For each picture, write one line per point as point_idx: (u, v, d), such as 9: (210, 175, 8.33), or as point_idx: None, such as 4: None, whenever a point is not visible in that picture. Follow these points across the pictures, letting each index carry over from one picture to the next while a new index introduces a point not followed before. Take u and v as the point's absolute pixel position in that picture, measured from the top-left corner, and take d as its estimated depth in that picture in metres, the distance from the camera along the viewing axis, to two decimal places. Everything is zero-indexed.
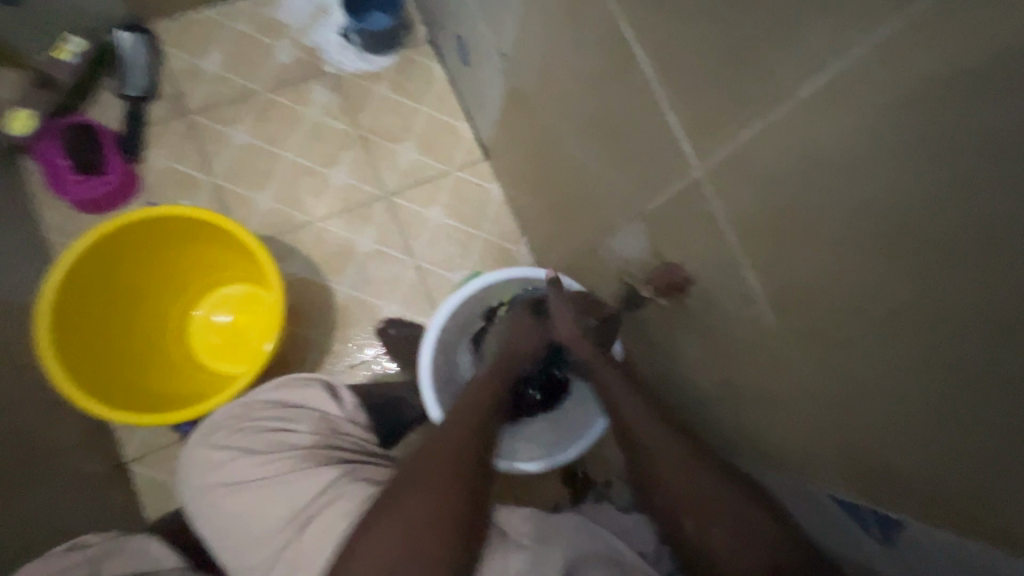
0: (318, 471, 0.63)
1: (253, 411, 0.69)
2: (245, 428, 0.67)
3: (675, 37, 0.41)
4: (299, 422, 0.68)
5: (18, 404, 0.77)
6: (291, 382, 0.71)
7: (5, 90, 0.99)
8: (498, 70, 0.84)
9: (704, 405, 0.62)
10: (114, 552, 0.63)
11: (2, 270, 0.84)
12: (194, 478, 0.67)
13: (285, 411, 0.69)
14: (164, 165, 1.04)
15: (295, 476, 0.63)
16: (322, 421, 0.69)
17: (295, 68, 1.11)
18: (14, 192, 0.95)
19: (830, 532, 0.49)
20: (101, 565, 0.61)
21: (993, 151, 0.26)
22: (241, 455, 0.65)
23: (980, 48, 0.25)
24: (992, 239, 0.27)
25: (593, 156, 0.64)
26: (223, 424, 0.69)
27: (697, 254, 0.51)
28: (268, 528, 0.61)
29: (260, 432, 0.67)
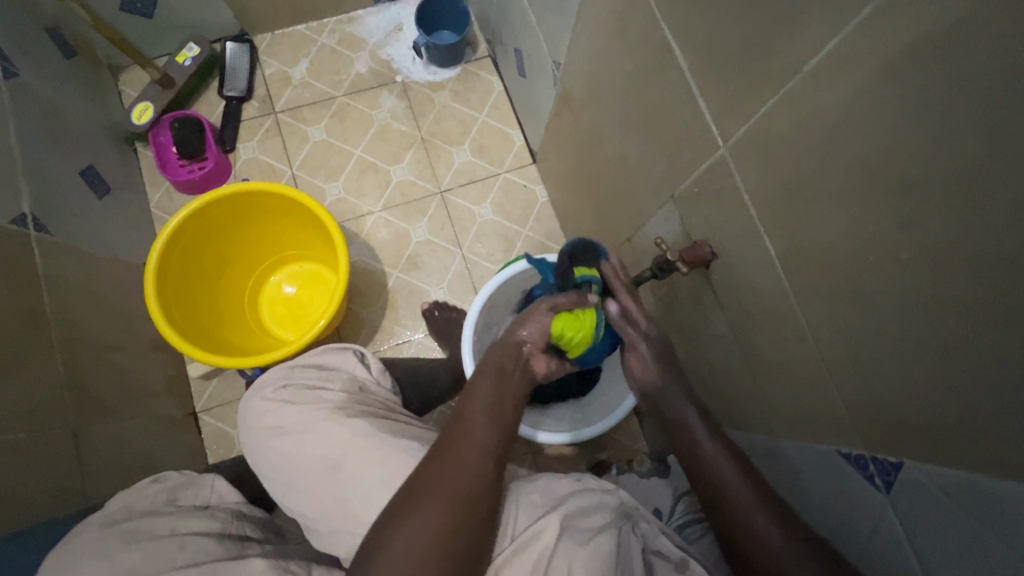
0: (349, 423, 0.65)
1: (295, 372, 0.73)
2: (287, 383, 0.71)
3: (703, 33, 0.48)
4: (331, 382, 0.71)
5: (119, 345, 0.89)
6: (325, 350, 0.76)
7: (131, 88, 1.17)
8: (550, 77, 0.94)
9: (725, 380, 0.66)
10: (188, 485, 0.71)
11: (115, 233, 0.99)
12: (247, 428, 0.71)
13: (320, 372, 0.73)
14: (251, 156, 1.19)
15: (329, 426, 0.65)
16: (351, 381, 0.73)
17: (369, 77, 1.24)
18: (129, 172, 1.11)
19: (839, 488, 0.51)
20: (175, 498, 0.68)
21: (947, 109, 0.31)
22: (283, 406, 0.69)
23: (934, 21, 0.31)
24: (960, 181, 0.32)
25: (633, 147, 0.71)
26: (270, 381, 0.73)
27: (720, 228, 0.56)
28: (308, 475, 0.63)
29: (299, 389, 0.70)
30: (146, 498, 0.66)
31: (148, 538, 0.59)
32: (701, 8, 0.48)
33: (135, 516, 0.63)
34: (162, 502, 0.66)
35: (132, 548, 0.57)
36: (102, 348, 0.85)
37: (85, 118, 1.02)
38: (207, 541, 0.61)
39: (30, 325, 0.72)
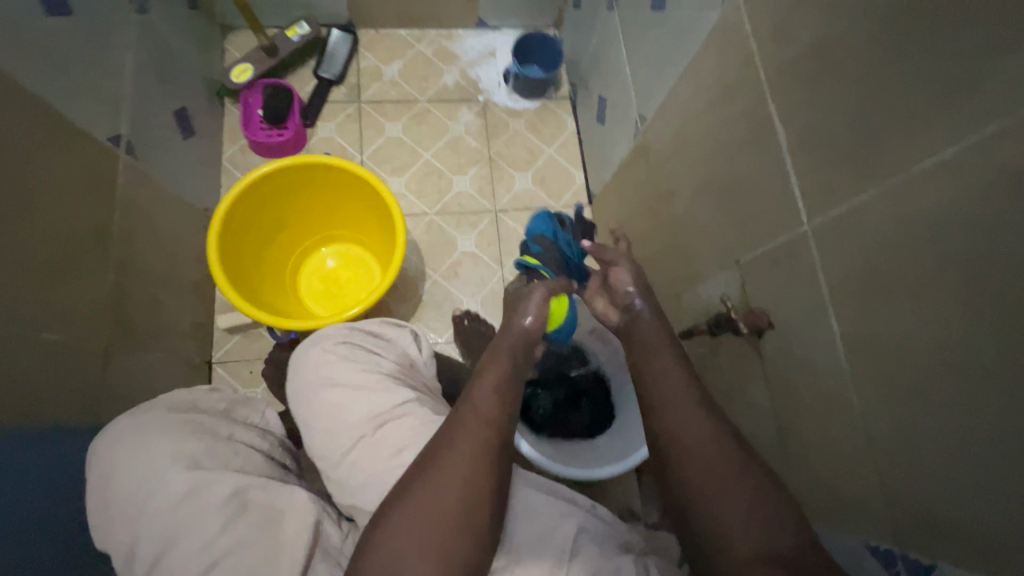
0: (407, 413, 0.57)
1: (356, 332, 0.65)
2: (346, 345, 0.63)
3: (813, 118, 0.52)
4: (386, 359, 0.63)
5: (162, 278, 0.91)
6: (386, 323, 0.68)
7: (235, 49, 1.23)
8: (631, 130, 0.98)
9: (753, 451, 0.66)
10: (243, 404, 0.64)
11: (186, 175, 1.03)
12: (294, 380, 0.62)
13: (376, 341, 0.65)
14: (327, 136, 1.24)
15: (382, 395, 0.58)
16: (403, 364, 0.65)
17: (454, 90, 1.31)
18: (213, 123, 1.16)
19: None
20: (231, 410, 0.62)
21: None
22: (338, 361, 0.61)
23: None
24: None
25: (706, 209, 0.74)
26: (327, 335, 0.64)
27: (783, 300, 0.58)
28: (352, 451, 0.55)
29: (355, 350, 0.62)
30: (208, 398, 0.60)
31: (210, 434, 0.54)
32: (816, 97, 0.51)
33: (196, 411, 0.58)
34: (220, 410, 0.61)
35: (196, 437, 0.53)
36: (147, 277, 0.87)
37: (191, 65, 1.08)
38: (258, 459, 0.56)
39: (96, 237, 0.75)
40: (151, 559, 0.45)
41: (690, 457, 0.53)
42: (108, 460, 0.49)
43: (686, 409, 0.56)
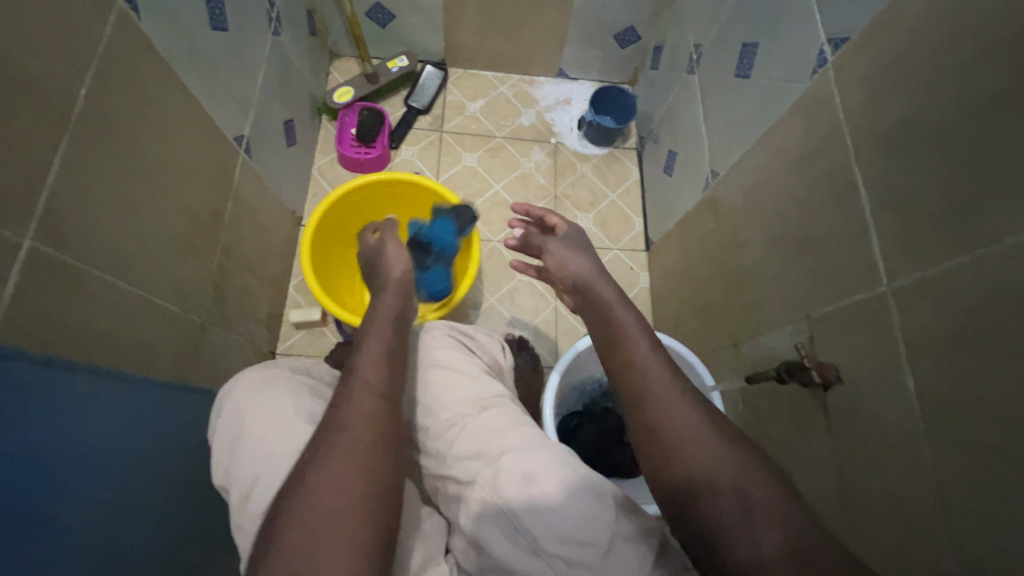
0: (501, 401, 0.63)
1: (455, 329, 0.73)
2: (449, 338, 0.71)
3: (900, 186, 0.55)
4: (478, 357, 0.71)
5: (252, 268, 0.99)
6: (479, 331, 0.77)
7: (339, 74, 1.36)
8: (700, 182, 1.03)
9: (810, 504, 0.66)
10: (342, 381, 0.73)
11: (284, 178, 1.12)
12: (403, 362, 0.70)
13: (472, 342, 0.73)
14: (408, 159, 1.34)
15: (481, 383, 0.65)
16: (492, 366, 0.72)
17: (529, 130, 1.40)
18: (310, 135, 1.27)
19: None
20: (335, 382, 0.72)
21: None
22: (445, 348, 0.68)
23: None
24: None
25: (776, 262, 0.77)
26: (435, 328, 0.73)
27: (856, 356, 0.60)
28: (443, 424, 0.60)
29: (457, 343, 0.70)
30: (318, 368, 0.71)
31: (322, 399, 0.63)
32: (904, 167, 0.55)
33: (310, 375, 0.68)
34: (329, 379, 0.71)
35: (313, 399, 0.62)
36: (241, 264, 0.94)
37: (303, 83, 1.20)
38: None
39: (210, 221, 0.82)
40: (273, 501, 0.51)
41: (684, 448, 0.49)
42: (245, 410, 0.58)
43: (670, 397, 0.53)
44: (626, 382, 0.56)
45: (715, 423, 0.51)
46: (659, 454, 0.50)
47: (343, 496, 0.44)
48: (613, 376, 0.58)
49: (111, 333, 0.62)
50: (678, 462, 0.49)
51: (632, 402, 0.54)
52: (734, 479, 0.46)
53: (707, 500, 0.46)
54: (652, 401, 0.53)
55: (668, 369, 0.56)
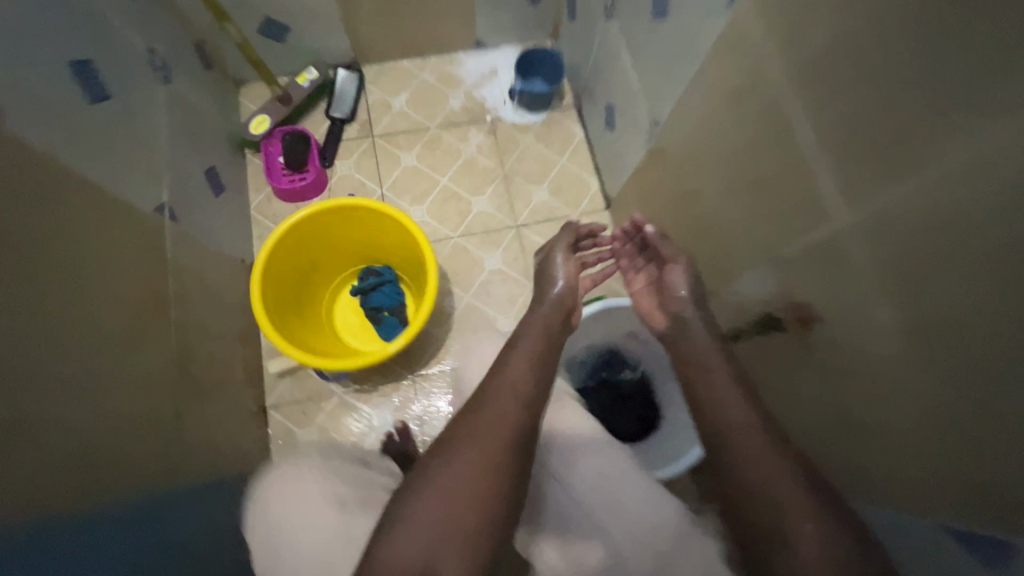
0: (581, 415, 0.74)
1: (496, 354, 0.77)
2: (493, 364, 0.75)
3: (833, 119, 0.53)
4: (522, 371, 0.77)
5: (216, 335, 0.96)
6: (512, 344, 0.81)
7: (249, 101, 1.27)
8: (643, 134, 1.00)
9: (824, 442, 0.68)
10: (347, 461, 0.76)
11: (223, 229, 1.07)
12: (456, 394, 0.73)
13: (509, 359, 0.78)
14: (346, 174, 1.27)
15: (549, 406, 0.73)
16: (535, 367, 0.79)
17: (461, 113, 1.34)
18: (237, 175, 1.20)
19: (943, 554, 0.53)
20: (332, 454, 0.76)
21: None
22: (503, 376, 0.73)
23: None
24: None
25: (733, 209, 0.76)
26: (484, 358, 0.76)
27: (827, 294, 0.60)
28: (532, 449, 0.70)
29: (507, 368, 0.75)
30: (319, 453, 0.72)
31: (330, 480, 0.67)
32: (836, 99, 0.53)
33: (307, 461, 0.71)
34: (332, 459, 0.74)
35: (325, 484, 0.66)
36: (203, 336, 0.91)
37: (213, 124, 1.12)
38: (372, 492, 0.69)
39: (156, 305, 0.79)
40: None
41: (744, 484, 0.56)
42: (273, 506, 0.65)
43: (748, 433, 0.60)
44: (704, 409, 0.65)
45: (798, 466, 0.56)
46: (721, 473, 0.59)
47: (469, 502, 0.57)
48: (693, 408, 0.67)
49: (80, 458, 0.60)
50: (745, 476, 0.57)
51: (707, 427, 0.64)
52: (795, 493, 0.54)
53: (773, 518, 0.53)
54: (731, 428, 0.61)
55: (751, 404, 0.63)
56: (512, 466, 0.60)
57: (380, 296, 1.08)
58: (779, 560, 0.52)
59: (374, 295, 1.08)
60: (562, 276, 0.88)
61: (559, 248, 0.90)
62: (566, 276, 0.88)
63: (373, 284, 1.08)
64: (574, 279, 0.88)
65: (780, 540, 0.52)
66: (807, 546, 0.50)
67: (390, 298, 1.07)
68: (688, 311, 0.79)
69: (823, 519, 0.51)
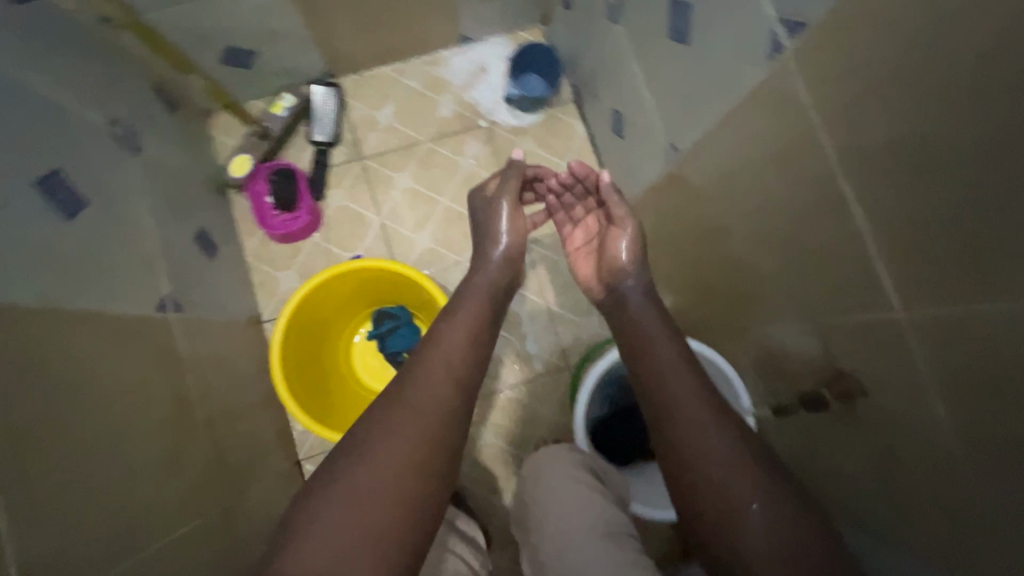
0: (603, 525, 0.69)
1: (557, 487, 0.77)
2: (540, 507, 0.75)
3: (895, 217, 0.50)
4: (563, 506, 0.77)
5: (242, 411, 0.94)
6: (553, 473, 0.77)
7: (222, 134, 1.17)
8: (659, 154, 0.94)
9: None
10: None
11: (225, 291, 1.02)
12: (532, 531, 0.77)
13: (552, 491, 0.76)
14: (340, 204, 1.20)
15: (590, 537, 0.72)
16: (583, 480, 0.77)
17: (453, 121, 1.24)
18: (225, 222, 1.12)
19: None
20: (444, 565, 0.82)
21: None
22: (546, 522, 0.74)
23: None
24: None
25: (769, 260, 0.73)
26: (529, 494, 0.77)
27: (875, 374, 0.60)
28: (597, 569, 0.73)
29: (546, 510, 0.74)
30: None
31: None
32: (900, 199, 0.49)
33: None
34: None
35: None
36: (231, 419, 0.90)
37: (190, 176, 1.03)
38: None
39: (181, 414, 0.76)
40: None
41: (699, 467, 0.58)
42: None
43: (702, 418, 0.60)
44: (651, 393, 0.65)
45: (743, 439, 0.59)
46: (667, 458, 0.60)
47: (373, 517, 0.51)
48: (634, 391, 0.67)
49: None
50: (698, 464, 0.58)
51: (652, 412, 0.64)
52: (750, 480, 0.56)
53: (737, 512, 0.55)
54: (671, 408, 0.62)
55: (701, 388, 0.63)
56: (417, 471, 0.55)
57: (398, 343, 1.05)
58: (737, 549, 0.54)
59: (393, 344, 1.06)
60: (507, 234, 0.86)
61: (508, 200, 0.86)
62: (512, 233, 0.86)
63: (390, 331, 1.06)
64: (520, 236, 0.87)
65: (727, 500, 0.56)
66: (747, 495, 0.55)
67: (408, 344, 1.05)
68: (631, 280, 0.79)
69: (768, 497, 0.55)
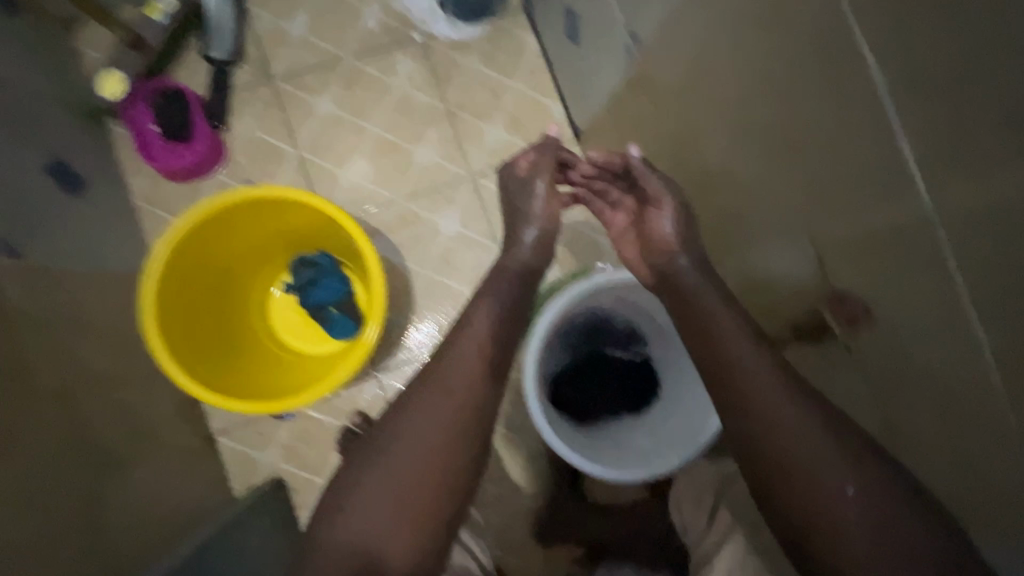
0: None
1: None
2: None
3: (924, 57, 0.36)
4: None
5: (121, 378, 0.77)
6: None
7: (92, 50, 0.96)
8: (616, 52, 0.78)
9: None
10: None
11: (96, 236, 0.83)
12: None
13: None
14: (248, 135, 1.00)
15: None
16: None
17: (380, 34, 1.05)
18: (100, 157, 0.92)
19: None
20: None
21: None
22: None
23: None
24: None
25: (749, 162, 0.58)
26: None
27: (886, 287, 0.47)
28: None
29: None
30: None
31: None
32: None
33: None
34: None
35: None
36: (102, 388, 0.73)
37: (41, 94, 0.83)
38: None
39: (22, 383, 0.60)
40: None
41: (781, 459, 0.49)
42: None
43: (773, 396, 0.51)
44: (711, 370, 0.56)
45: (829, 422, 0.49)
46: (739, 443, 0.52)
47: (404, 502, 0.55)
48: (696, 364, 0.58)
49: None
50: (776, 449, 0.50)
51: (726, 391, 0.54)
52: (850, 474, 0.47)
53: (820, 505, 0.47)
54: (739, 391, 0.53)
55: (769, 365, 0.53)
56: (454, 459, 0.58)
57: (319, 291, 0.89)
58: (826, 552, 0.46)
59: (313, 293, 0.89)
60: (541, 222, 0.71)
61: (543, 163, 0.71)
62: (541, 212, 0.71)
63: (309, 280, 0.89)
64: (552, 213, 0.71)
65: (806, 499, 0.48)
66: (845, 487, 0.47)
67: (332, 292, 0.88)
68: (681, 259, 0.65)
69: (866, 498, 0.46)
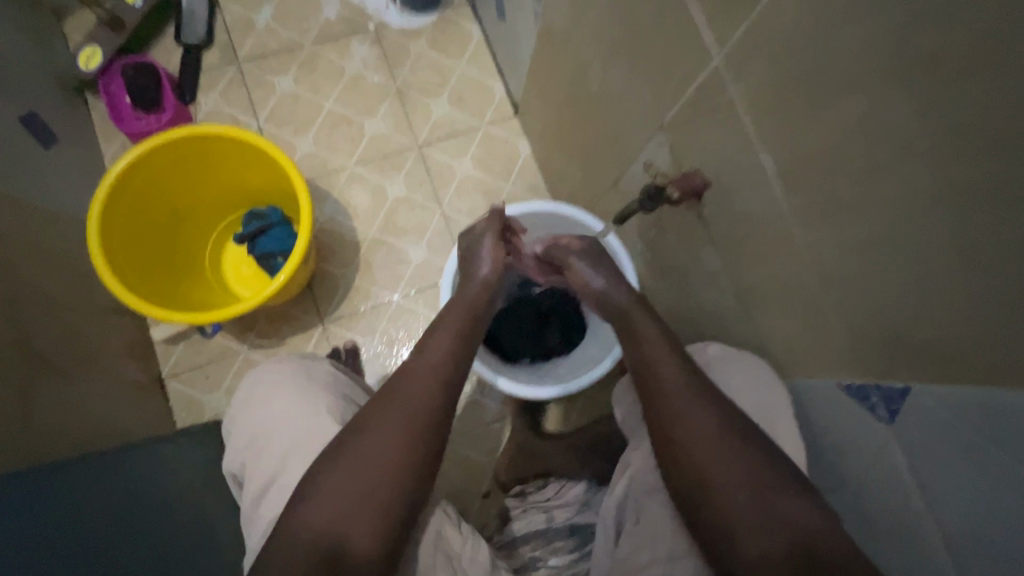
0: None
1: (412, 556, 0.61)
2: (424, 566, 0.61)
3: None
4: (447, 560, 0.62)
5: (74, 305, 0.84)
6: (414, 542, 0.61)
7: (76, 33, 1.07)
8: (529, 15, 0.88)
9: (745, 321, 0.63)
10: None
11: (65, 184, 0.92)
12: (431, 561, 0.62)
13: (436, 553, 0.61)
14: (214, 109, 1.11)
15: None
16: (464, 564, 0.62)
17: (338, 23, 1.17)
18: (77, 123, 1.03)
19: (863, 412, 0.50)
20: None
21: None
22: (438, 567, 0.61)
23: None
24: (969, 64, 0.31)
25: (619, 77, 0.66)
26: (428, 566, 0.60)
27: (723, 150, 0.54)
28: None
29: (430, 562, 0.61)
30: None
31: None
32: None
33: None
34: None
35: None
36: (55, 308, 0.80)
37: (27, 62, 0.94)
38: None
39: None
40: None
41: (710, 463, 0.51)
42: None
43: (690, 404, 0.55)
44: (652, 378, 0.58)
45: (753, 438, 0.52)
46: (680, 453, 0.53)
47: (354, 500, 0.53)
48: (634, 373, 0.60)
49: None
50: (710, 459, 0.51)
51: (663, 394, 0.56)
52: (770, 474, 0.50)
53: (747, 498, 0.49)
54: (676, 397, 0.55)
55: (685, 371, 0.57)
56: (408, 461, 0.56)
57: (268, 240, 0.95)
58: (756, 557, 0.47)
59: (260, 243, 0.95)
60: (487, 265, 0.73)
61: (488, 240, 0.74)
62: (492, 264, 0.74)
63: (257, 230, 0.95)
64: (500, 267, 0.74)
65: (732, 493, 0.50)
66: (746, 486, 0.50)
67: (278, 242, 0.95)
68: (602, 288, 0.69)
69: (780, 496, 0.49)
